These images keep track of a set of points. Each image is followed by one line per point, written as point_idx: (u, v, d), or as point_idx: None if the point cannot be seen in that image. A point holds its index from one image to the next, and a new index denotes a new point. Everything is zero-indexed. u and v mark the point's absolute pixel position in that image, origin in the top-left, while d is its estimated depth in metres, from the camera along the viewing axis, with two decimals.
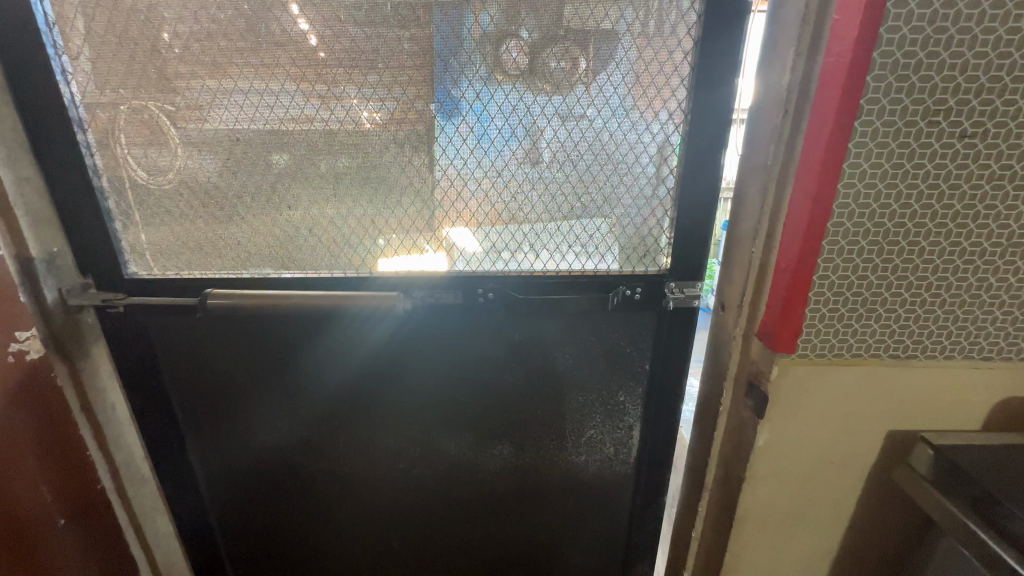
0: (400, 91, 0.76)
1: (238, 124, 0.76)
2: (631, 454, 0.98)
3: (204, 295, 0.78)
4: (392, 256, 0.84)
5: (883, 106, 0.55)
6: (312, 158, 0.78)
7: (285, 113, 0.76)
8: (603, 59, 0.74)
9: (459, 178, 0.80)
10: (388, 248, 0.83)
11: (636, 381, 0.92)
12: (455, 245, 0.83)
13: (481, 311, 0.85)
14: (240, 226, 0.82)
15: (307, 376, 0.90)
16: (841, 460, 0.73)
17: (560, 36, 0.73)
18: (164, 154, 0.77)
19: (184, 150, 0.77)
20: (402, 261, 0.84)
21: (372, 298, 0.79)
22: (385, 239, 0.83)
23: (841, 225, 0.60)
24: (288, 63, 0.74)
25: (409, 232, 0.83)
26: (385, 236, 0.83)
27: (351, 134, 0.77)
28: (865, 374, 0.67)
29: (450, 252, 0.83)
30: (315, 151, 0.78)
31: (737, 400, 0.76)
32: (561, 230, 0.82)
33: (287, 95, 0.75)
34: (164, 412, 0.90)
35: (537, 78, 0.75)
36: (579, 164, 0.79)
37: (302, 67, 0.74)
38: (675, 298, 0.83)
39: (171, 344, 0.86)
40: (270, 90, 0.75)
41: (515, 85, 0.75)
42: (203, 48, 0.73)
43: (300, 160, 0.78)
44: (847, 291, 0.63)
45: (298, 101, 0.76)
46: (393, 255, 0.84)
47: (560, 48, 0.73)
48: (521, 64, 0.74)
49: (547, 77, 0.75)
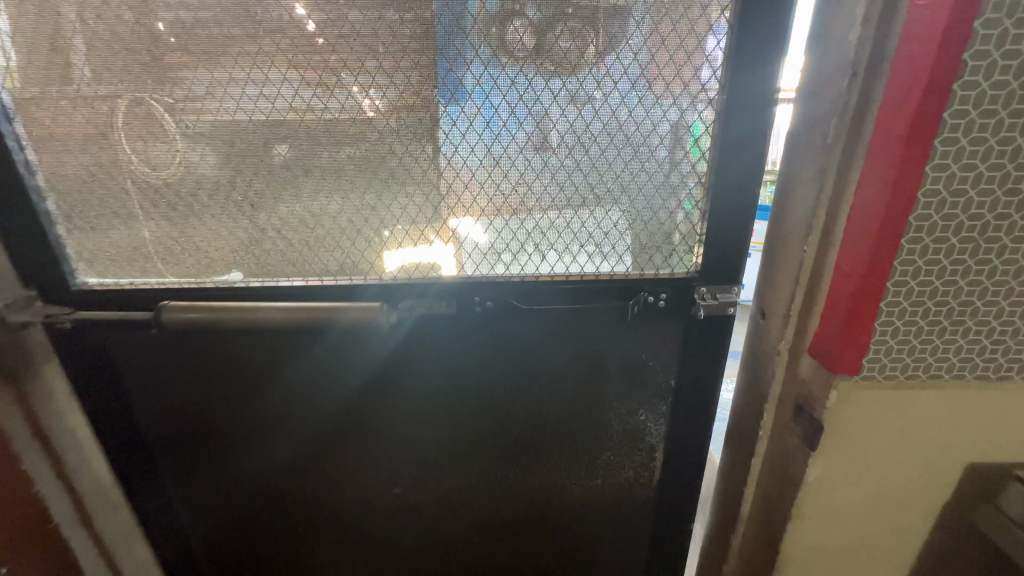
0: (376, 66, 0.64)
1: (236, 115, 0.65)
2: (653, 476, 0.88)
3: (158, 307, 0.68)
4: (399, 249, 0.72)
5: (993, 61, 0.42)
6: (314, 147, 0.67)
7: (279, 104, 0.65)
8: (612, 34, 0.62)
9: (451, 169, 0.68)
10: (393, 240, 0.72)
11: (658, 398, 0.80)
12: (460, 236, 0.71)
13: (480, 322, 0.74)
14: (200, 228, 0.71)
15: (290, 397, 0.80)
16: (908, 498, 0.61)
17: (566, 13, 0.61)
18: (119, 142, 0.65)
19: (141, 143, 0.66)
20: (408, 254, 0.72)
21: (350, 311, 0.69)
22: (389, 230, 0.71)
23: (926, 219, 0.47)
24: (280, 50, 0.63)
25: (416, 222, 0.71)
26: (389, 226, 0.71)
27: (347, 122, 0.66)
28: (945, 399, 0.55)
29: (458, 246, 0.71)
30: (283, 139, 0.67)
31: (781, 425, 0.64)
32: (571, 226, 0.71)
33: (280, 84, 0.64)
34: (129, 436, 0.80)
35: (537, 51, 0.62)
36: (592, 148, 0.67)
37: (303, 54, 0.63)
38: (706, 305, 0.71)
39: (131, 360, 0.75)
40: (257, 79, 0.64)
41: (523, 68, 0.63)
42: (160, 23, 0.61)
43: (287, 151, 0.67)
44: (929, 300, 0.51)
45: (289, 91, 0.65)
46: (399, 248, 0.72)
47: (564, 8, 0.61)
48: (527, 44, 0.62)
49: (552, 58, 0.63)
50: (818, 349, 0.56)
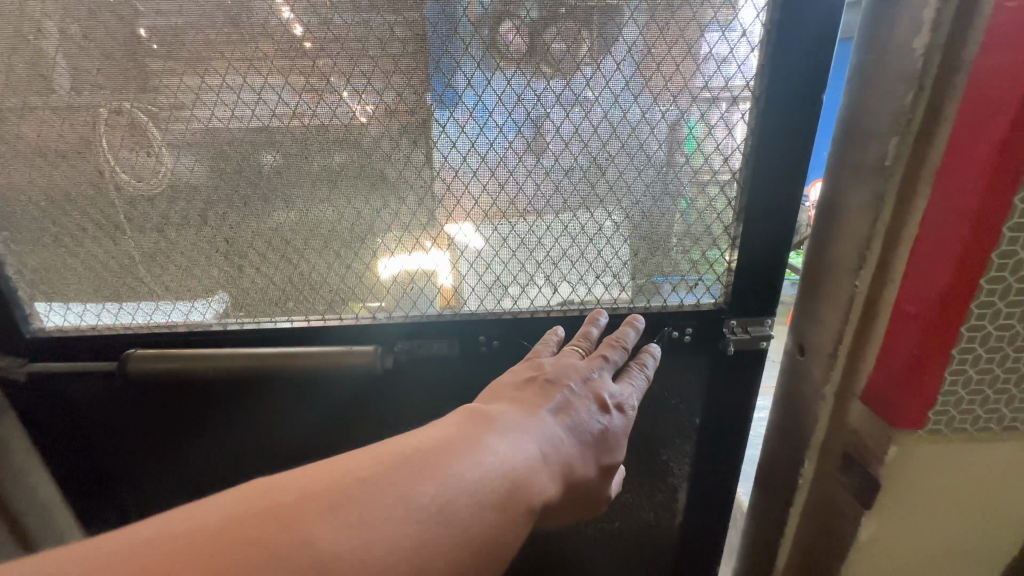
0: (364, 83, 0.56)
1: (219, 125, 0.57)
2: (676, 518, 0.81)
3: (124, 356, 0.61)
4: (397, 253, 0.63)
5: None
6: (305, 158, 0.59)
7: (272, 111, 0.57)
8: (608, 37, 0.55)
9: (451, 197, 0.61)
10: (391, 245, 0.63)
11: (681, 437, 0.75)
12: (457, 243, 0.63)
13: (485, 363, 0.69)
14: (170, 268, 0.62)
15: (276, 446, 0.72)
16: (971, 557, 0.55)
17: (563, 12, 0.54)
18: (85, 165, 0.57)
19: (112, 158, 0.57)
20: (403, 261, 0.64)
21: (311, 355, 0.62)
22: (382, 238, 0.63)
23: (1011, 256, 0.40)
24: (257, 55, 0.55)
25: (411, 253, 0.64)
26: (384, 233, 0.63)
27: (339, 140, 0.58)
28: (1017, 452, 0.49)
29: (454, 255, 0.63)
30: (272, 146, 0.58)
31: (826, 476, 0.58)
32: (586, 255, 0.65)
33: (275, 92, 0.56)
34: (106, 493, 0.74)
35: (531, 54, 0.55)
36: (608, 169, 0.60)
37: (282, 69, 0.56)
38: (737, 340, 0.66)
39: (95, 415, 0.67)
40: (231, 98, 0.56)
41: (521, 72, 0.56)
42: (143, 28, 0.53)
43: (277, 159, 0.59)
44: (1006, 346, 0.44)
45: (271, 102, 0.57)
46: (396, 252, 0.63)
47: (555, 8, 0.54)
48: (521, 46, 0.55)
49: (548, 61, 0.56)
50: (869, 397, 0.50)
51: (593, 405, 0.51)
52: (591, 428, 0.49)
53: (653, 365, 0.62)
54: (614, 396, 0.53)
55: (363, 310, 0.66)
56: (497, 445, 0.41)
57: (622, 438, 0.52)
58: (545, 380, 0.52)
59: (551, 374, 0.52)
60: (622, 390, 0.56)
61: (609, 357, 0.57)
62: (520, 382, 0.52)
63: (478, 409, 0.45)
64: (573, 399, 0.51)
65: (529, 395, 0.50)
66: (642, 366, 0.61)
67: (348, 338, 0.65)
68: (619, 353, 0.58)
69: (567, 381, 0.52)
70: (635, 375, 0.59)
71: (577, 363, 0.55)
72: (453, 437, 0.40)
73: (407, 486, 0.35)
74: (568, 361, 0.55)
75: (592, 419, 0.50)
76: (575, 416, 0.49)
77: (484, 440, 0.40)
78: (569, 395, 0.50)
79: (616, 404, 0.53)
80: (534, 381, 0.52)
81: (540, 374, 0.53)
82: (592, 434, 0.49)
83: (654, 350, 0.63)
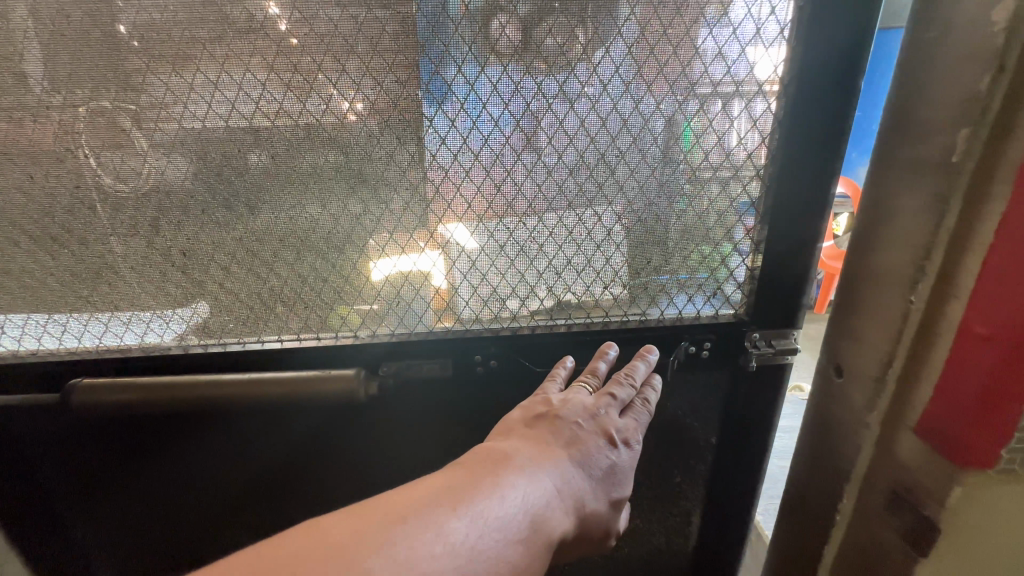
0: (339, 71, 0.49)
1: (169, 121, 0.49)
2: (689, 544, 0.75)
3: (67, 388, 0.54)
4: (383, 258, 0.56)
5: None
6: (291, 160, 0.51)
7: (233, 107, 0.49)
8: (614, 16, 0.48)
9: (442, 199, 0.53)
10: (382, 250, 0.55)
11: (697, 459, 0.68)
12: (454, 246, 0.55)
13: (482, 383, 0.62)
14: (120, 283, 0.55)
15: (246, 479, 0.64)
16: None
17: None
18: (17, 167, 0.50)
19: (44, 160, 0.49)
20: (394, 265, 0.56)
21: (292, 384, 0.55)
22: (376, 241, 0.55)
23: None
24: (214, 41, 0.47)
25: (402, 264, 0.56)
26: (376, 237, 0.55)
27: (312, 136, 0.51)
28: None
29: (448, 262, 0.56)
30: (252, 146, 0.51)
31: (868, 511, 0.51)
32: (593, 262, 0.57)
33: (235, 84, 0.49)
34: (55, 536, 0.65)
35: (523, 49, 0.49)
36: (618, 167, 0.53)
37: (243, 57, 0.48)
38: (760, 354, 0.60)
39: (40, 449, 0.59)
40: (184, 90, 0.48)
41: (518, 55, 0.49)
42: (122, 24, 0.46)
43: (264, 159, 0.51)
44: None
45: (232, 94, 0.49)
46: (387, 257, 0.56)
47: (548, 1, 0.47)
48: (513, 37, 0.48)
49: (541, 57, 0.49)
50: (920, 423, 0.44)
51: (603, 441, 0.48)
52: (600, 466, 0.46)
53: (655, 399, 0.54)
54: (621, 432, 0.49)
55: (352, 315, 0.58)
56: (512, 487, 0.39)
57: (630, 472, 0.49)
58: (554, 418, 0.48)
59: (558, 411, 0.49)
60: (632, 424, 0.51)
61: (617, 395, 0.52)
62: (529, 419, 0.48)
63: (487, 452, 0.43)
64: (581, 435, 0.47)
65: (539, 433, 0.47)
66: (645, 401, 0.54)
67: (329, 359, 0.58)
68: (627, 391, 0.52)
69: (573, 418, 0.48)
70: (645, 406, 0.53)
71: (582, 399, 0.50)
72: (468, 481, 0.38)
73: (432, 532, 0.34)
74: (576, 395, 0.51)
75: (602, 456, 0.47)
76: (586, 454, 0.46)
77: (499, 482, 0.39)
78: (576, 432, 0.47)
79: (624, 440, 0.49)
80: (544, 418, 0.48)
81: (551, 411, 0.49)
82: (600, 471, 0.46)
83: (656, 381, 0.56)
